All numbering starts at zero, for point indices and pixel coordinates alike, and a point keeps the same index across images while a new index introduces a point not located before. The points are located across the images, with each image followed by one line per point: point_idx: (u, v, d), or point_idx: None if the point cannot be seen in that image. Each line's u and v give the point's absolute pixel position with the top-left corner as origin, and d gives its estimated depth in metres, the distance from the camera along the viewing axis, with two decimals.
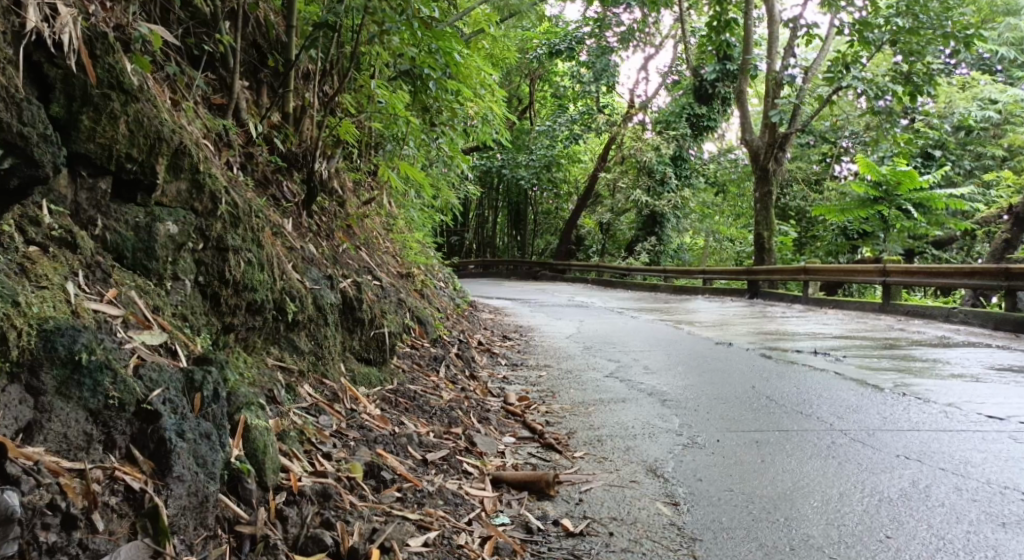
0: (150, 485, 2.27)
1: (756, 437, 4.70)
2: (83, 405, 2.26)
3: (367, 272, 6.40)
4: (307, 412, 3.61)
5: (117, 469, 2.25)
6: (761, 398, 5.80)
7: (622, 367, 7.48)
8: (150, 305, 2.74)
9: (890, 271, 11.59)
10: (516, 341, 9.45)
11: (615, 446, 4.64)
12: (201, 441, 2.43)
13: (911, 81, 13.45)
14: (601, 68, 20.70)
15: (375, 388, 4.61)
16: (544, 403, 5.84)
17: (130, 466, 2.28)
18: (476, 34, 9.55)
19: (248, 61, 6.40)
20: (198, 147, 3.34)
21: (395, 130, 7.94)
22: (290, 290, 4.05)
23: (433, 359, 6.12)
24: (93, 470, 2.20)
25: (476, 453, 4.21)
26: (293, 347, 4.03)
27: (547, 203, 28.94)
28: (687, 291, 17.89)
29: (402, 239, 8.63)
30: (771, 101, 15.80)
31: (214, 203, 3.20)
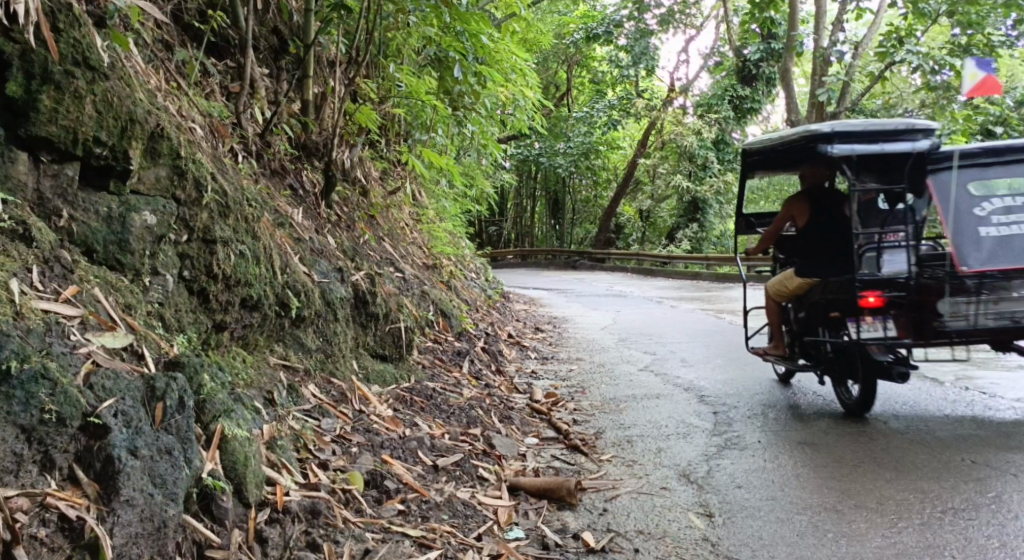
0: (92, 512, 2.01)
1: (802, 438, 4.33)
2: (13, 422, 1.97)
3: (388, 263, 6.15)
4: (308, 415, 3.37)
5: (50, 497, 1.97)
6: (808, 393, 5.43)
7: (658, 360, 7.13)
8: (119, 303, 2.51)
9: None
10: (548, 333, 9.13)
11: (645, 448, 4.30)
12: (159, 458, 2.17)
13: (970, 54, 12.95)
14: (640, 52, 20.06)
15: (389, 387, 4.36)
16: (572, 399, 5.53)
17: (71, 490, 2.01)
18: (507, 21, 9.27)
19: (267, 47, 6.21)
20: (183, 131, 3.11)
21: (423, 118, 7.71)
22: (294, 284, 3.83)
23: (456, 354, 5.86)
24: (18, 499, 1.93)
25: (495, 457, 3.93)
26: (298, 345, 3.81)
27: (585, 192, 28.46)
28: (729, 279, 17.37)
29: (430, 229, 8.36)
30: (818, 80, 15.24)
31: (198, 191, 2.96)
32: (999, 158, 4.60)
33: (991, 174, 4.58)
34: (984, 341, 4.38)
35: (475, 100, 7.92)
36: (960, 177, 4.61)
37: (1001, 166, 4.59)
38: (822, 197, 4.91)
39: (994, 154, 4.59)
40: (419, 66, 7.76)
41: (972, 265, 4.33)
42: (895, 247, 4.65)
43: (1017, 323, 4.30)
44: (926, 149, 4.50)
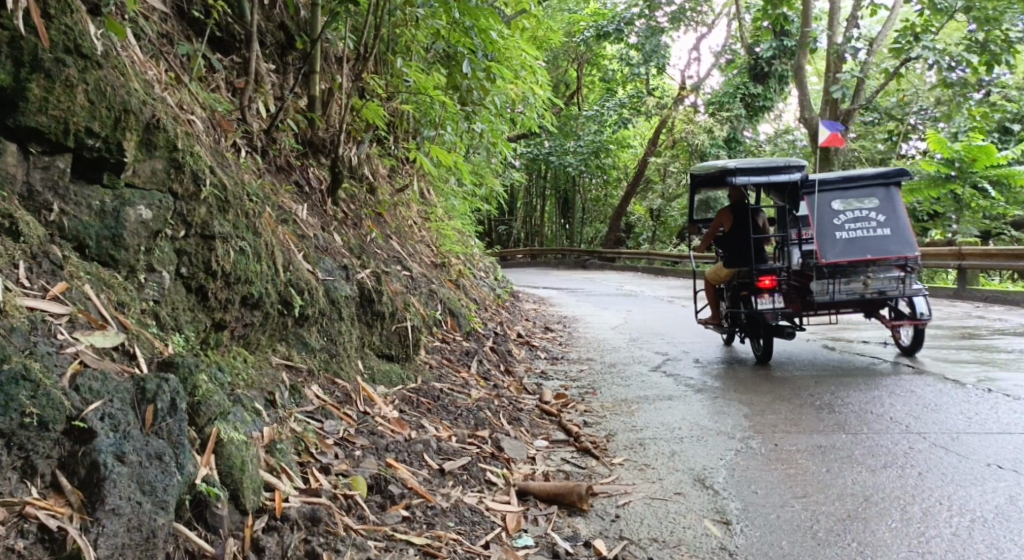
0: (74, 523, 1.91)
1: (820, 442, 4.20)
2: None
3: (396, 261, 6.04)
4: (310, 417, 3.27)
5: (28, 506, 1.88)
6: (825, 395, 5.29)
7: (670, 361, 7.00)
8: (112, 300, 2.42)
9: (967, 254, 11.01)
10: (558, 333, 9.02)
11: (658, 451, 4.18)
12: (147, 464, 2.07)
13: (987, 49, 12.67)
14: (651, 50, 19.92)
15: (396, 387, 4.25)
16: (582, 401, 5.42)
17: (53, 499, 1.92)
18: (517, 18, 9.16)
19: (274, 42, 6.13)
20: (182, 123, 3.02)
21: (432, 115, 7.61)
22: (297, 282, 3.73)
23: (465, 354, 5.75)
24: None
25: (504, 461, 3.82)
26: (302, 345, 3.71)
27: (595, 191, 28.33)
28: None
29: (438, 228, 8.25)
30: (832, 77, 15.10)
31: (196, 184, 2.86)
32: (853, 184, 6.47)
33: (847, 196, 6.41)
34: (842, 308, 6.21)
35: (484, 96, 7.81)
36: (824, 197, 6.44)
37: (852, 191, 6.44)
38: (729, 213, 6.63)
39: (850, 181, 6.46)
40: (428, 63, 7.67)
41: (830, 257, 6.13)
42: (786, 246, 6.53)
43: (863, 295, 6.14)
44: (798, 179, 6.46)
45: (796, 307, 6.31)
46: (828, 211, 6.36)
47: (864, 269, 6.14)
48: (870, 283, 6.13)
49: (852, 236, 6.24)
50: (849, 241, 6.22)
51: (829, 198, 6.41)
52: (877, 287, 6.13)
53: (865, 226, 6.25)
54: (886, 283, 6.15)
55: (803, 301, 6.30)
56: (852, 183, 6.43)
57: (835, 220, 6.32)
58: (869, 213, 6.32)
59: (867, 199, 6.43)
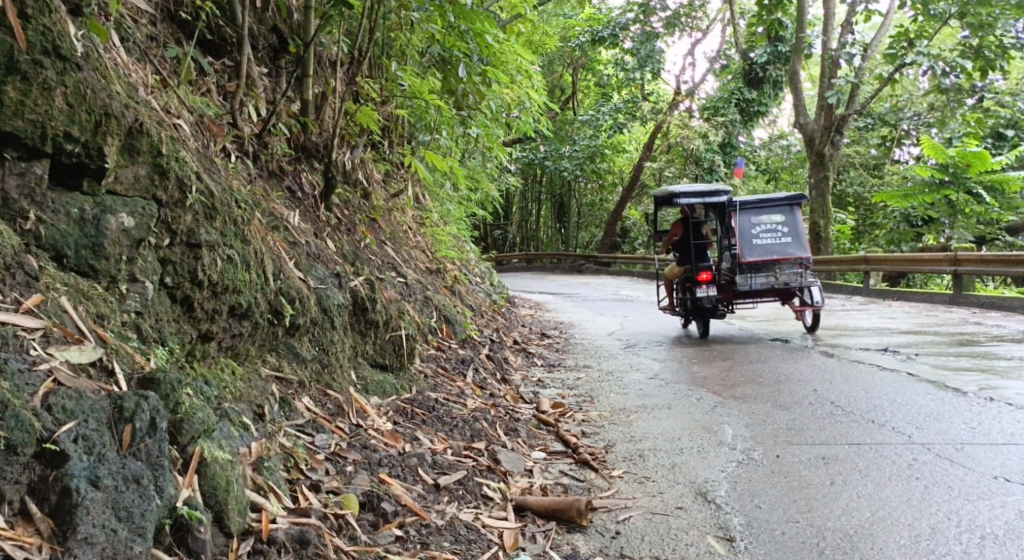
0: (43, 553, 1.80)
1: (823, 453, 4.11)
2: None
3: (390, 268, 5.94)
4: (300, 431, 3.17)
5: None
6: (825, 403, 5.20)
7: (668, 367, 6.91)
8: (91, 313, 2.32)
9: (962, 260, 10.95)
10: (554, 339, 8.93)
11: (658, 463, 4.09)
12: (124, 488, 1.97)
13: (982, 55, 12.71)
14: (646, 55, 19.85)
15: (389, 398, 4.14)
16: (580, 410, 5.32)
17: (22, 527, 1.81)
18: (512, 22, 9.07)
19: (266, 46, 6.03)
20: (167, 127, 2.93)
21: (427, 120, 7.52)
22: (288, 290, 3.63)
23: (460, 362, 5.66)
24: None
25: (500, 474, 3.72)
26: (293, 355, 3.61)
27: (590, 195, 28.27)
28: None
29: (433, 233, 8.14)
30: (827, 82, 15.06)
31: (181, 191, 2.77)
32: (767, 203, 8.42)
33: (763, 214, 8.36)
34: (760, 295, 8.30)
35: (478, 100, 7.72)
36: (745, 215, 8.39)
37: (766, 209, 8.41)
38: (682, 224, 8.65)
39: (764, 201, 8.42)
40: (423, 67, 7.57)
41: (749, 257, 8.22)
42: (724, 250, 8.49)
43: (774, 286, 8.25)
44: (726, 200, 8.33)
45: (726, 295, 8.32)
46: (749, 226, 8.34)
47: (774, 267, 8.25)
48: (778, 277, 8.25)
49: (764, 243, 8.31)
50: (763, 247, 8.29)
51: (749, 214, 8.35)
52: (784, 280, 8.24)
53: (774, 236, 8.29)
54: (790, 278, 8.27)
55: (732, 291, 8.34)
56: (766, 204, 8.39)
57: (753, 232, 8.33)
58: (779, 226, 8.34)
59: (777, 216, 8.43)
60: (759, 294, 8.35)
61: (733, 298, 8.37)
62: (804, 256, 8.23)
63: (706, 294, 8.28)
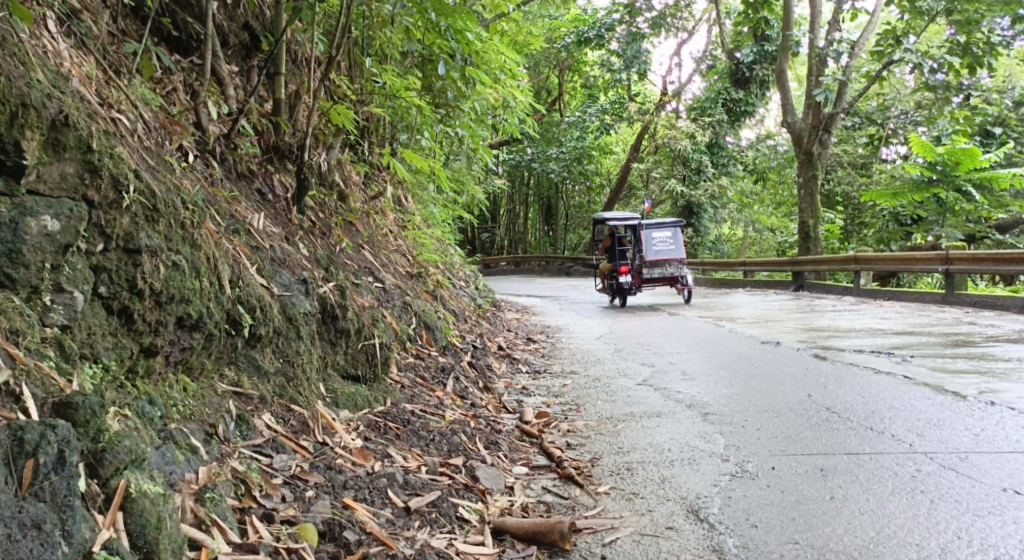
0: None
1: (820, 464, 3.88)
2: None
3: (367, 273, 5.67)
4: (257, 452, 2.91)
5: None
6: (820, 410, 4.97)
7: (657, 373, 6.66)
8: (4, 327, 2.17)
9: (953, 259, 10.75)
10: (540, 344, 8.69)
11: (648, 477, 3.85)
12: (23, 538, 1.82)
13: (970, 52, 12.57)
14: (632, 56, 19.71)
15: (361, 412, 3.88)
16: (565, 419, 5.07)
17: None
18: (495, 20, 8.82)
19: (237, 43, 5.73)
20: (103, 122, 2.76)
21: (407, 119, 7.25)
22: (248, 298, 3.37)
23: (440, 371, 5.40)
24: None
25: (479, 493, 3.48)
26: (253, 367, 3.36)
27: (578, 197, 28.10)
28: (727, 284, 16.96)
29: (415, 236, 7.84)
30: (816, 80, 14.91)
31: (117, 191, 2.59)
32: (662, 223, 12.91)
33: (658, 229, 12.86)
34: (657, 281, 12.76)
35: (459, 99, 7.45)
36: (648, 230, 12.90)
37: (661, 227, 12.91)
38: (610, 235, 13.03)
39: (660, 222, 12.94)
40: (404, 66, 7.33)
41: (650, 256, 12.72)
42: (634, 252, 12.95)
43: (665, 275, 12.78)
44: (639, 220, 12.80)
45: (637, 280, 12.63)
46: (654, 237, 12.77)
47: (666, 262, 12.78)
48: (667, 270, 12.82)
49: (660, 248, 12.86)
50: (659, 251, 12.83)
51: (651, 230, 12.88)
52: (671, 271, 12.78)
53: (665, 244, 12.84)
54: (674, 271, 12.85)
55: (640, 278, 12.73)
56: (661, 223, 12.87)
57: (654, 242, 12.89)
58: (669, 238, 12.89)
59: (666, 232, 12.97)
60: (656, 280, 12.87)
61: (641, 283, 12.73)
62: (683, 257, 12.81)
63: (627, 280, 12.49)
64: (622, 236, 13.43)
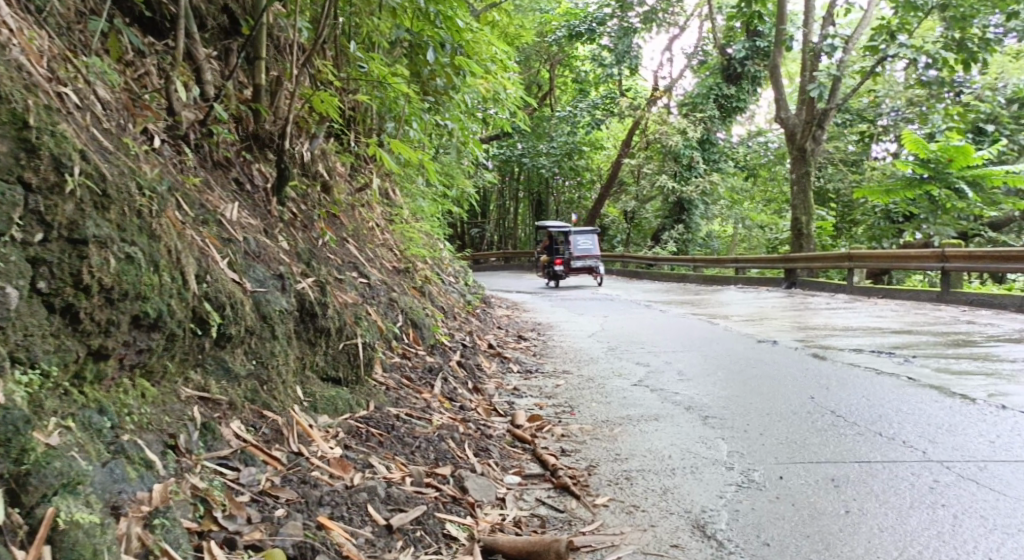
0: None
1: (831, 472, 3.62)
2: None
3: (351, 267, 5.37)
4: (222, 465, 2.64)
5: None
6: (825, 412, 4.70)
7: (652, 373, 6.40)
8: None
9: (949, 257, 10.48)
10: (531, 342, 8.43)
11: (648, 487, 3.59)
12: None
13: (964, 47, 12.30)
14: (624, 51, 19.57)
15: (341, 417, 3.61)
16: (558, 423, 4.80)
17: None
18: (485, 11, 8.53)
19: (217, 26, 5.30)
20: (46, 99, 2.53)
21: (395, 109, 6.94)
22: (216, 294, 3.10)
23: (427, 370, 5.13)
24: None
25: (467, 507, 3.21)
26: (223, 370, 3.08)
27: (569, 192, 27.91)
28: (718, 281, 16.73)
29: (403, 230, 7.54)
30: (809, 75, 14.68)
31: (58, 174, 2.37)
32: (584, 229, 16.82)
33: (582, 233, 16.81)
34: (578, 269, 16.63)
35: (448, 88, 7.14)
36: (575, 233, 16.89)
37: (585, 231, 16.85)
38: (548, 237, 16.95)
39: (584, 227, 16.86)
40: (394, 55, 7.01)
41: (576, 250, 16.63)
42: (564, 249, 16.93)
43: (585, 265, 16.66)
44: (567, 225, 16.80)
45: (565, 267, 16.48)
46: (580, 239, 16.80)
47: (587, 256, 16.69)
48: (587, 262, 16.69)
49: (583, 247, 16.80)
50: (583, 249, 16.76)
51: (578, 234, 16.81)
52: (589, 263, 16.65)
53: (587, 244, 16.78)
54: (592, 263, 16.74)
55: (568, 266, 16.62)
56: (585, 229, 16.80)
57: (580, 243, 16.92)
58: (590, 241, 16.81)
59: (588, 236, 16.88)
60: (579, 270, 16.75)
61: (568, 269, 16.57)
62: (599, 254, 16.69)
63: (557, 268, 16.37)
64: (558, 237, 17.30)
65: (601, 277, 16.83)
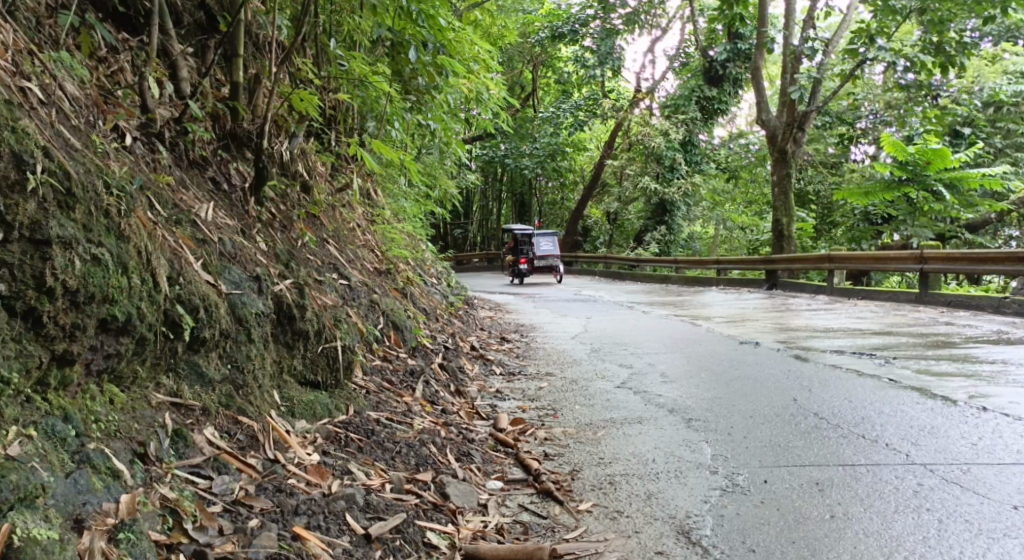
0: None
1: (815, 476, 3.58)
2: None
3: (331, 268, 5.28)
4: (194, 474, 2.56)
5: None
6: (807, 415, 4.66)
7: (636, 375, 6.35)
8: None
9: (928, 259, 10.50)
10: (514, 343, 8.37)
11: (632, 492, 3.53)
12: None
13: (942, 50, 12.32)
14: (606, 52, 19.40)
15: (320, 422, 3.52)
16: (541, 426, 4.74)
17: None
18: (466, 11, 8.45)
19: (192, 22, 5.08)
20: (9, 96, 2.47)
21: (377, 109, 6.83)
22: (190, 297, 3.00)
23: (409, 373, 5.05)
24: None
25: (448, 514, 3.14)
26: (196, 375, 2.99)
27: (551, 193, 27.90)
28: (700, 283, 16.74)
29: (384, 231, 7.45)
30: (790, 77, 14.73)
31: (19, 171, 2.32)
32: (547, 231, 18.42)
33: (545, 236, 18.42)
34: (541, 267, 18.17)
35: (429, 87, 7.05)
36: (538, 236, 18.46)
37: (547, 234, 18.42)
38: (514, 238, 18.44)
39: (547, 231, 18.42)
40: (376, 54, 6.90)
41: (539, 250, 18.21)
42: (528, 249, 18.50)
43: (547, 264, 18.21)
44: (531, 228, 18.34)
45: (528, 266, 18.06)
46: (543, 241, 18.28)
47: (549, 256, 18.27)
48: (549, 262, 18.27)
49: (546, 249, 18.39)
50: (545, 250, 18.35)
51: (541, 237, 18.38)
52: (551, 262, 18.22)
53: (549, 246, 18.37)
54: (553, 263, 18.33)
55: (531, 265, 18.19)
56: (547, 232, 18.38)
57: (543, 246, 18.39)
58: (552, 243, 18.42)
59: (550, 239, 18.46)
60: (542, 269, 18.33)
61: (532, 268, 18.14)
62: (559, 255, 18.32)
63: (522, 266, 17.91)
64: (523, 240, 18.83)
65: (561, 276, 18.43)
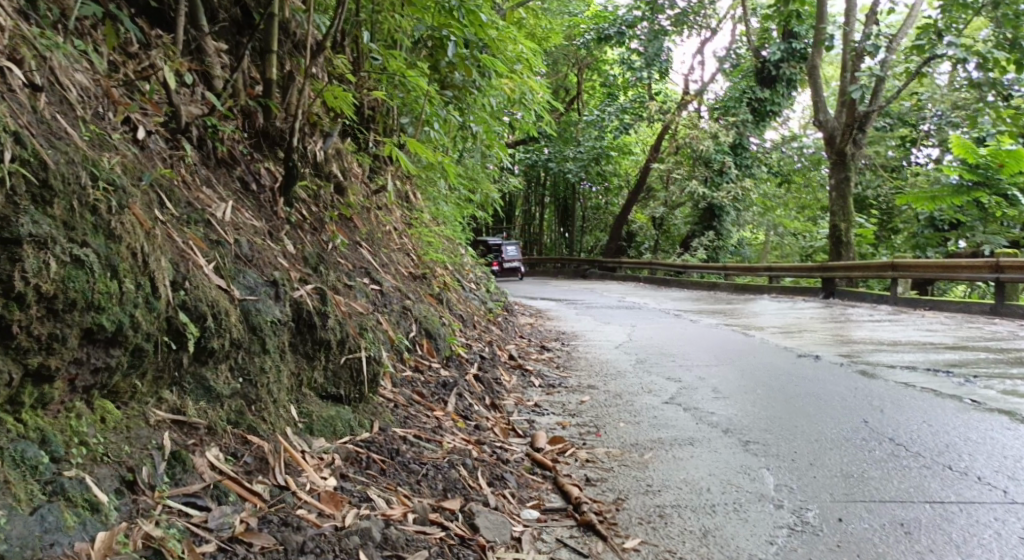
0: None
1: (898, 515, 3.18)
2: None
3: (363, 272, 4.97)
4: (189, 506, 2.32)
5: None
6: (882, 441, 4.22)
7: (685, 390, 5.94)
8: None
9: (1003, 268, 9.85)
10: (555, 352, 8.02)
11: (686, 528, 3.17)
12: None
13: (1017, 47, 11.63)
14: (654, 53, 19.03)
15: (339, 441, 3.21)
16: (583, 445, 4.38)
17: None
18: (514, 8, 8.11)
19: (227, 19, 4.53)
20: None
21: (417, 108, 6.48)
22: (194, 302, 2.71)
23: (442, 386, 4.73)
24: None
25: (477, 549, 2.82)
26: (204, 390, 2.71)
27: (596, 198, 27.40)
28: (750, 291, 16.13)
29: (422, 234, 7.13)
30: (849, 77, 14.14)
31: None
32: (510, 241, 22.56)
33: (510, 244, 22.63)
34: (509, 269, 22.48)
35: (472, 83, 6.70)
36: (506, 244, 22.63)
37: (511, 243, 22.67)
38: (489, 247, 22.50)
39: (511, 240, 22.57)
40: (417, 49, 6.56)
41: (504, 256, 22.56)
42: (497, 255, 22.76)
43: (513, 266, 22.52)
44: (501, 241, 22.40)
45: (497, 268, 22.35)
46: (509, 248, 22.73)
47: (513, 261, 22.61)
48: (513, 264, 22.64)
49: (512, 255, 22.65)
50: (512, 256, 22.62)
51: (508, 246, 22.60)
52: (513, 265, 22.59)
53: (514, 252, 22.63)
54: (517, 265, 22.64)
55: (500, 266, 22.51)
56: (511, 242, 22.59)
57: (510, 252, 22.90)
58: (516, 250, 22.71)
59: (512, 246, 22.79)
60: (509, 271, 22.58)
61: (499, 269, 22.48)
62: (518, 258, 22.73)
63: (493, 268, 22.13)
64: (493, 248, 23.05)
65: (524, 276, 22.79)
